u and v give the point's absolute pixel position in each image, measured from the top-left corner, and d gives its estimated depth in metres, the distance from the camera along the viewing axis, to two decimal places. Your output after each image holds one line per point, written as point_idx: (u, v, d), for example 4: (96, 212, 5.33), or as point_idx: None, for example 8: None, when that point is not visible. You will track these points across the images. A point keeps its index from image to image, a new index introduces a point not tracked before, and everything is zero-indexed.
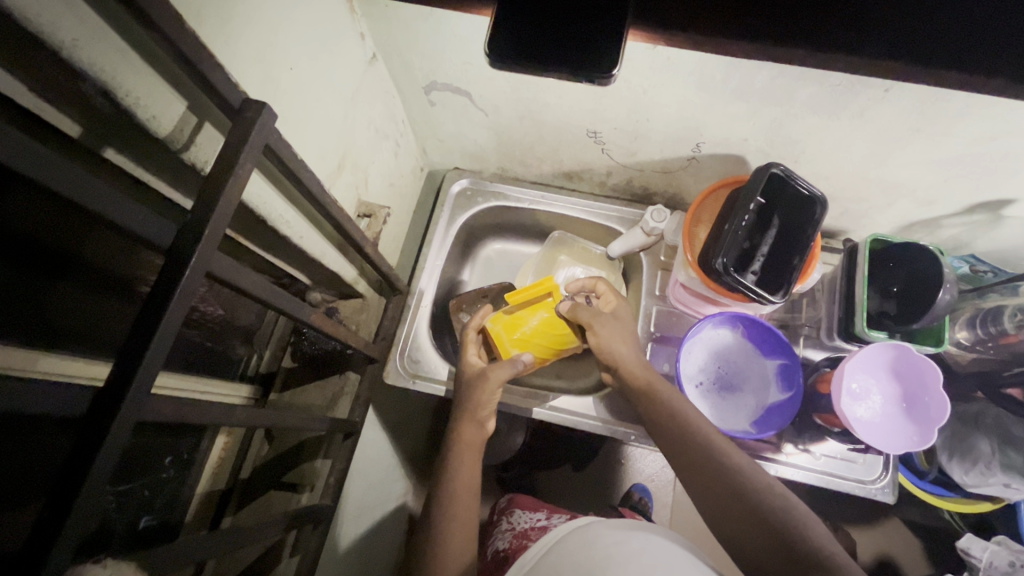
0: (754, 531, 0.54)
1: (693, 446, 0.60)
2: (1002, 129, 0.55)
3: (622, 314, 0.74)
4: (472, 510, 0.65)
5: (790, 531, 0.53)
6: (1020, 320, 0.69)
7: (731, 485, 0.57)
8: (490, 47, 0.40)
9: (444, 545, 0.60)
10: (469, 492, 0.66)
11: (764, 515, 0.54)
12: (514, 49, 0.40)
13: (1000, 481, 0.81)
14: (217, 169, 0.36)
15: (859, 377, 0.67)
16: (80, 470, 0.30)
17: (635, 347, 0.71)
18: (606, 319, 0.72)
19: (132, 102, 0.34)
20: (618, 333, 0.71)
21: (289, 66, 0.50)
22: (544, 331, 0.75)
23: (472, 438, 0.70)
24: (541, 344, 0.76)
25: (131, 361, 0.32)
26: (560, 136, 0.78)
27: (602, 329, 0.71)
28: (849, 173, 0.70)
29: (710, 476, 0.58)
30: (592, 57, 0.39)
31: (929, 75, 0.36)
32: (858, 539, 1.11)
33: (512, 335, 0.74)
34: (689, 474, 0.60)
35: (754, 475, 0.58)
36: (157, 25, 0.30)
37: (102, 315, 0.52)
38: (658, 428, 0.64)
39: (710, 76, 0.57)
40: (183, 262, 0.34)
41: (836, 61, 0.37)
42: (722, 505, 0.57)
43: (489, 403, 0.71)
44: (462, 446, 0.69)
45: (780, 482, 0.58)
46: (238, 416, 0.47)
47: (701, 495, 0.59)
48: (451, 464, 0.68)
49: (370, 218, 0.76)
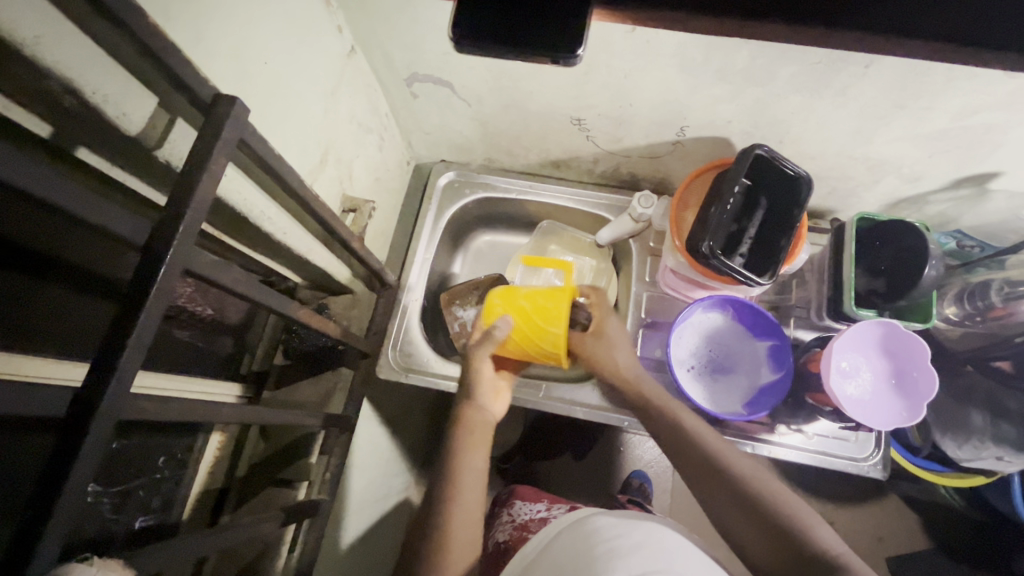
0: (758, 527, 0.55)
1: (690, 446, 0.62)
2: (984, 103, 0.55)
3: (605, 328, 0.75)
4: (479, 508, 0.65)
5: (788, 535, 0.53)
6: (1007, 293, 0.69)
7: (729, 484, 0.59)
8: (455, 34, 0.40)
9: (450, 547, 0.60)
10: (478, 486, 0.66)
11: (768, 513, 0.55)
12: (482, 34, 0.40)
13: (993, 454, 0.80)
14: (191, 162, 0.36)
15: (848, 355, 0.68)
16: (58, 475, 0.29)
17: (617, 360, 0.73)
18: (588, 340, 0.76)
19: (101, 100, 0.34)
20: (597, 351, 0.74)
21: (264, 61, 0.50)
22: (534, 307, 0.71)
23: (479, 430, 0.71)
24: (523, 327, 0.71)
25: (109, 356, 0.31)
26: (546, 124, 0.77)
27: (584, 351, 0.75)
28: (835, 152, 0.69)
29: (709, 472, 0.60)
30: (554, 35, 0.38)
31: (925, 50, 0.34)
32: (857, 517, 1.12)
33: (505, 302, 0.73)
34: (687, 471, 0.62)
35: (754, 479, 0.59)
36: (121, 20, 0.29)
37: (81, 316, 0.50)
38: (657, 428, 0.66)
39: (691, 58, 0.57)
40: (159, 258, 0.33)
41: (828, 37, 0.34)
42: (722, 501, 0.59)
43: (486, 384, 0.75)
44: (473, 444, 0.70)
45: (779, 484, 0.58)
46: (227, 414, 0.47)
47: (704, 494, 0.61)
48: (458, 464, 0.67)
49: (355, 213, 0.75)
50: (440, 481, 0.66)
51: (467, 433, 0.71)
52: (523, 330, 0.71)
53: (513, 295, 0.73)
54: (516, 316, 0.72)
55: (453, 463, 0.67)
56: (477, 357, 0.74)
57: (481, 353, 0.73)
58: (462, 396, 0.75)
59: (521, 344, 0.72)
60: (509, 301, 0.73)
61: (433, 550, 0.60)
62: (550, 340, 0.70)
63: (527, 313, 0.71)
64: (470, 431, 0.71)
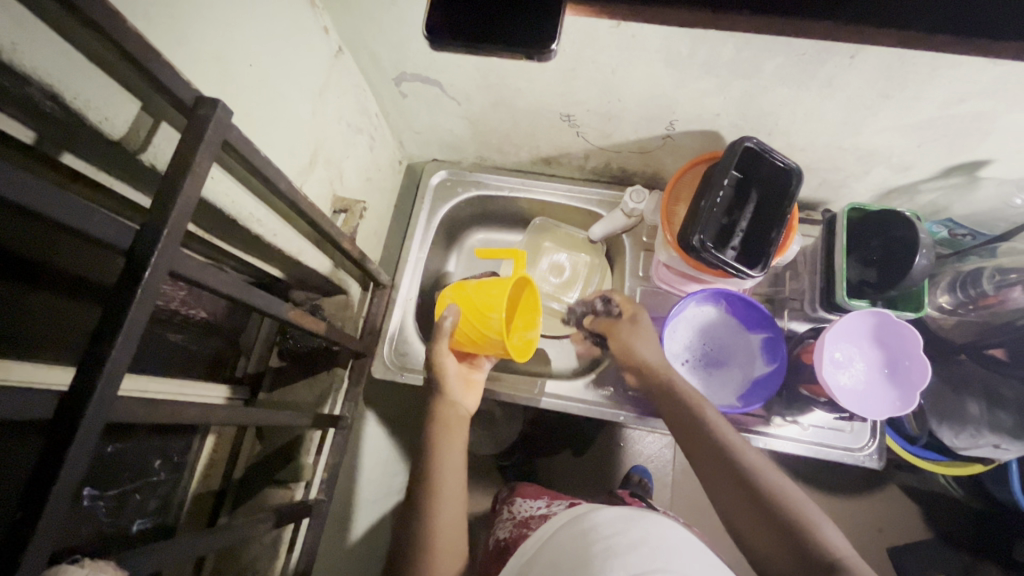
0: (765, 526, 0.55)
1: (703, 436, 0.62)
2: (970, 91, 0.55)
3: (641, 317, 0.76)
4: (461, 502, 0.66)
5: (795, 530, 0.54)
6: (998, 281, 0.71)
7: (740, 475, 0.59)
8: (428, 31, 0.40)
9: (432, 543, 0.61)
10: (457, 480, 0.67)
11: (775, 509, 0.56)
12: (456, 31, 0.40)
13: (990, 442, 0.80)
14: (174, 165, 0.36)
15: (841, 345, 0.68)
16: (47, 477, 0.30)
17: (650, 345, 0.72)
18: (624, 325, 0.76)
19: (83, 105, 0.34)
20: (631, 335, 0.74)
21: (249, 63, 0.50)
22: (478, 296, 0.68)
23: (452, 426, 0.71)
24: (469, 317, 0.69)
25: (94, 359, 0.32)
26: (535, 121, 0.77)
27: (618, 335, 0.76)
28: (824, 143, 0.69)
29: (720, 460, 0.60)
30: (527, 30, 0.38)
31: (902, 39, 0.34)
32: (858, 508, 1.13)
33: (454, 293, 0.73)
34: (698, 460, 0.62)
35: (764, 471, 0.59)
36: (97, 24, 0.29)
37: (68, 320, 0.50)
38: (671, 416, 0.66)
39: (677, 52, 0.57)
40: (144, 261, 0.34)
41: (804, 28, 0.34)
42: (732, 499, 0.59)
43: (454, 378, 0.74)
44: (448, 439, 0.70)
45: (789, 479, 0.59)
46: (218, 416, 0.47)
47: (712, 482, 0.61)
48: (437, 463, 0.67)
49: (346, 214, 0.75)
50: (422, 475, 0.67)
51: (442, 430, 0.71)
52: (469, 320, 0.69)
53: (462, 287, 0.72)
54: (462, 307, 0.71)
55: (429, 461, 0.67)
56: (438, 354, 0.73)
57: (438, 350, 0.72)
58: (431, 393, 0.75)
59: (473, 335, 0.70)
60: (458, 294, 0.72)
61: (416, 546, 0.61)
62: (495, 327, 0.66)
63: (472, 302, 0.69)
64: (443, 427, 0.71)
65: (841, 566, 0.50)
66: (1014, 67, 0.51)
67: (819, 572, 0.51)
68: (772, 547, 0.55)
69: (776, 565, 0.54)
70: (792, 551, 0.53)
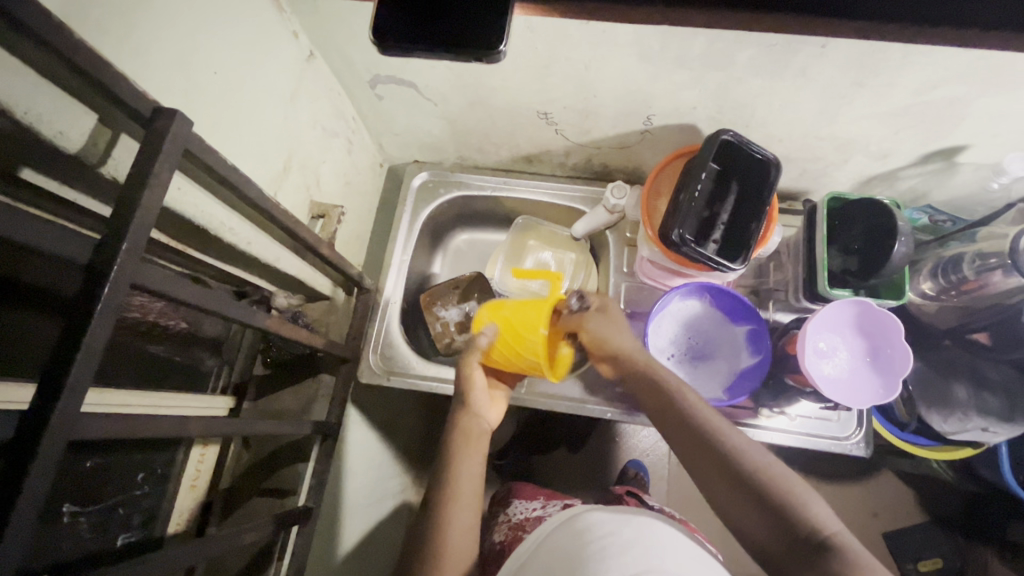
0: (755, 514, 0.55)
1: (689, 429, 0.61)
2: (942, 77, 0.55)
3: (609, 308, 0.73)
4: (476, 511, 0.65)
5: (783, 515, 0.53)
6: (978, 266, 0.68)
7: (726, 464, 0.58)
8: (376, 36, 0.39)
9: (448, 550, 0.60)
10: (474, 487, 0.66)
11: (763, 496, 0.55)
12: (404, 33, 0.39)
13: (978, 426, 0.80)
14: (132, 177, 0.35)
15: (825, 335, 0.68)
16: (7, 498, 0.29)
17: (625, 338, 0.70)
18: (594, 316, 0.71)
19: (34, 119, 0.34)
20: (605, 327, 0.70)
21: (214, 70, 0.49)
22: (516, 315, 0.69)
23: (475, 436, 0.70)
24: (507, 335, 0.69)
25: (56, 376, 0.31)
26: (513, 119, 0.77)
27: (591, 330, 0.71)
28: (801, 133, 0.69)
29: (706, 451, 0.60)
30: (473, 34, 0.37)
31: None
32: (854, 495, 1.13)
33: (491, 312, 0.73)
34: (686, 454, 0.62)
35: (751, 458, 0.58)
36: (41, 38, 0.29)
37: (22, 333, 0.49)
38: (656, 409, 0.66)
39: (649, 47, 0.57)
40: (102, 276, 0.33)
41: None
42: (722, 490, 0.58)
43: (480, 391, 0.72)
44: (467, 449, 0.68)
45: (776, 461, 0.58)
46: (195, 427, 0.46)
47: (700, 474, 0.60)
48: (452, 471, 0.66)
49: (323, 219, 0.75)
50: (437, 481, 0.66)
51: (462, 439, 0.69)
52: (507, 339, 0.69)
53: (497, 306, 0.72)
54: (500, 326, 0.70)
55: (445, 467, 0.67)
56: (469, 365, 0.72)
57: (468, 360, 0.72)
58: (456, 403, 0.73)
59: (509, 353, 0.70)
60: (495, 313, 0.72)
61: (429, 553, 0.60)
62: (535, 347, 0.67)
63: (511, 321, 0.69)
64: (463, 437, 0.70)
65: (830, 546, 0.50)
66: (984, 53, 0.51)
67: (811, 556, 0.50)
68: (762, 534, 0.54)
69: (770, 552, 0.54)
70: (783, 536, 0.53)
